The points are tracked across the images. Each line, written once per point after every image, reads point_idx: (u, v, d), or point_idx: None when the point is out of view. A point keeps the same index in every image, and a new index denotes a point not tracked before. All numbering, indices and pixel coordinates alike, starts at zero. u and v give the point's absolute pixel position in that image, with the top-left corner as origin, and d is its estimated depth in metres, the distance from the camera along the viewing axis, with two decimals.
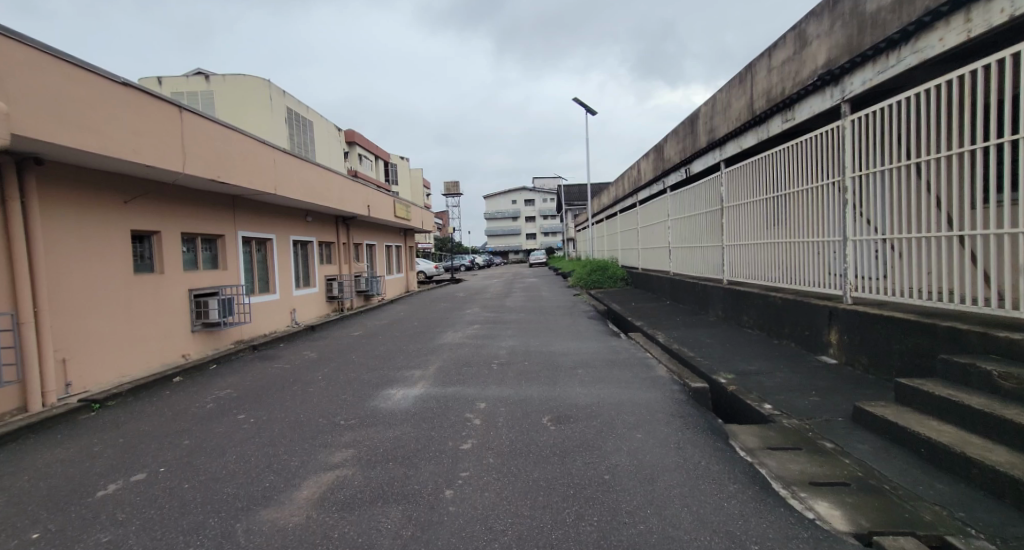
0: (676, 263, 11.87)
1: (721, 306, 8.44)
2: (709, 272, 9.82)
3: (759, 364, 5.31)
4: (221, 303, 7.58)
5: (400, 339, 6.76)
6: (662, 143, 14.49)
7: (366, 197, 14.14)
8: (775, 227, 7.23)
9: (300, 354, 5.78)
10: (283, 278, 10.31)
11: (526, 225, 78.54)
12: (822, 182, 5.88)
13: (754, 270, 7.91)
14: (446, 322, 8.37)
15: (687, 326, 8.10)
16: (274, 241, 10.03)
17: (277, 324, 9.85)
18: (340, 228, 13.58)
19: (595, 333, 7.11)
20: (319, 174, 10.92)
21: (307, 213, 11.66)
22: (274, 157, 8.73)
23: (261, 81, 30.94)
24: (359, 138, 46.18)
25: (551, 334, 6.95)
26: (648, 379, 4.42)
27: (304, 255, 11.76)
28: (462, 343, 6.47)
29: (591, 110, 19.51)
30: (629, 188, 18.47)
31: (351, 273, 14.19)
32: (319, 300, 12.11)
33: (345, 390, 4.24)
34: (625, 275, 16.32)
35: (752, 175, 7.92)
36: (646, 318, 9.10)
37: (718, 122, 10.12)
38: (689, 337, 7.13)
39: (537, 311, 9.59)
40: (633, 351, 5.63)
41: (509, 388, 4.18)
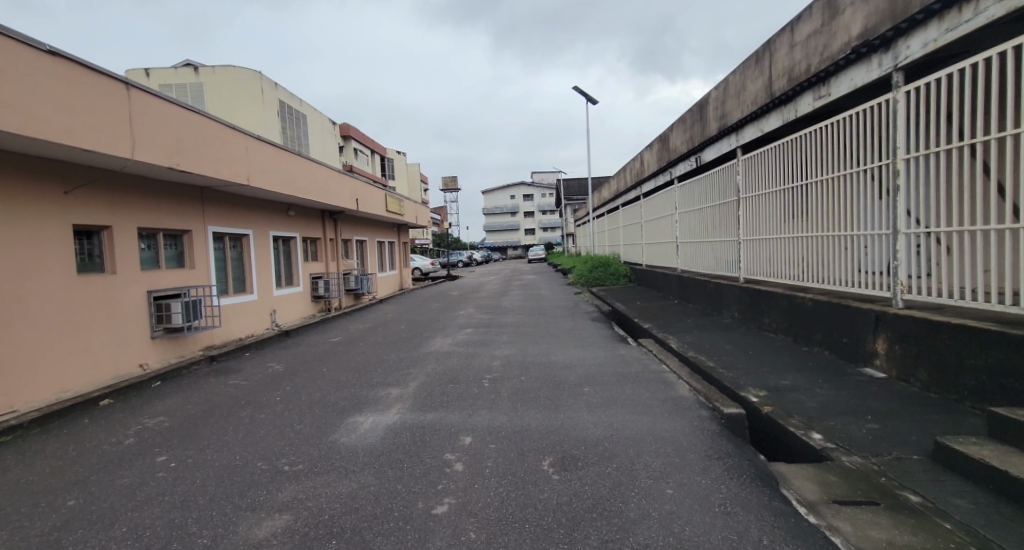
0: (684, 260, 11.16)
1: (737, 307, 7.72)
2: (723, 269, 9.09)
3: (793, 378, 4.58)
4: (185, 306, 6.84)
5: (382, 347, 6.02)
6: (667, 132, 13.72)
7: (355, 190, 13.38)
8: (801, 220, 6.49)
9: (264, 367, 5.03)
10: (261, 277, 9.57)
11: (524, 220, 77.79)
12: (860, 167, 5.11)
13: (776, 268, 7.18)
14: (437, 326, 7.65)
15: (700, 329, 7.36)
16: (251, 237, 9.28)
17: (254, 327, 9.13)
18: (326, 223, 12.82)
19: (600, 339, 6.37)
20: (301, 164, 10.15)
21: (289, 207, 10.89)
22: (245, 144, 7.94)
23: (252, 73, 30.05)
24: (353, 132, 45.42)
25: (550, 340, 6.22)
26: (668, 401, 3.67)
27: (286, 252, 11.01)
28: (451, 352, 5.75)
29: (591, 100, 18.72)
30: (631, 181, 17.74)
31: (340, 271, 13.45)
32: (303, 300, 11.38)
33: (304, 416, 3.52)
34: (628, 271, 15.62)
35: (774, 162, 7.17)
36: (654, 320, 8.37)
37: (731, 107, 9.36)
38: (704, 343, 6.40)
39: (536, 312, 8.85)
40: (645, 362, 4.90)
41: (501, 414, 3.46)
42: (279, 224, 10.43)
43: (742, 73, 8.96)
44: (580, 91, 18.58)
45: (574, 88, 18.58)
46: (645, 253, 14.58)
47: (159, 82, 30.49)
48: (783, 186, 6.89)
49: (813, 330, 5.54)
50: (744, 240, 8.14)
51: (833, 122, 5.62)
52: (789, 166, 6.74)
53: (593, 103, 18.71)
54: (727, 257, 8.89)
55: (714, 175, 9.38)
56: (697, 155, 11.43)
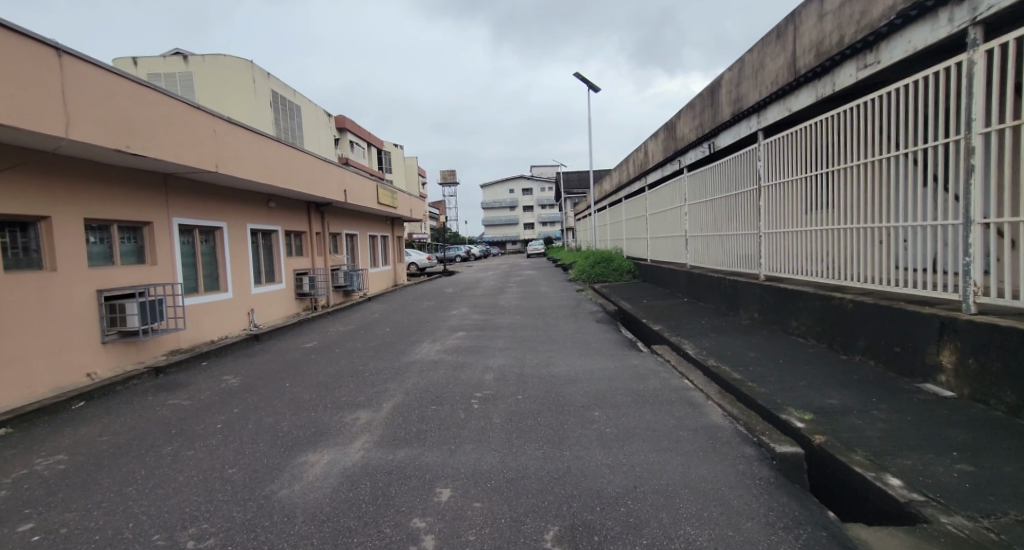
0: (695, 255, 10.42)
1: (757, 307, 7.00)
2: (740, 265, 8.37)
3: (841, 396, 3.85)
4: (143, 307, 6.07)
5: (360, 355, 5.29)
6: (674, 120, 12.93)
7: (342, 180, 12.57)
8: (836, 209, 5.74)
9: (216, 381, 4.29)
10: (237, 273, 8.85)
11: (524, 215, 76.97)
12: (912, 148, 4.35)
13: (804, 264, 6.46)
14: (425, 329, 6.91)
15: (718, 332, 6.64)
16: (224, 230, 8.53)
17: (229, 328, 8.42)
18: (312, 215, 12.04)
19: (608, 345, 5.63)
20: (280, 150, 9.37)
21: (269, 198, 10.12)
22: (212, 126, 7.14)
23: (244, 63, 29.17)
24: (350, 124, 44.60)
25: (551, 347, 5.48)
26: (699, 432, 2.94)
27: (267, 247, 10.28)
28: (438, 361, 5.02)
29: (594, 87, 17.82)
30: (634, 172, 16.94)
31: (327, 267, 12.72)
32: (286, 298, 10.66)
33: (242, 453, 2.78)
34: (632, 267, 14.89)
35: (801, 146, 6.43)
36: (665, 321, 7.65)
37: (748, 88, 8.56)
38: (724, 349, 5.68)
39: (536, 313, 8.11)
40: (664, 376, 4.17)
41: (490, 452, 2.74)
42: (257, 216, 9.65)
43: (761, 50, 8.16)
44: (581, 78, 17.74)
45: (574, 74, 17.72)
46: (650, 248, 13.84)
47: (147, 72, 29.57)
48: (812, 173, 6.15)
49: (855, 336, 4.81)
50: (765, 233, 7.41)
51: (878, 97, 4.85)
52: (820, 150, 5.99)
53: (596, 91, 17.84)
54: (745, 252, 8.18)
55: (730, 163, 8.62)
56: (709, 142, 10.64)
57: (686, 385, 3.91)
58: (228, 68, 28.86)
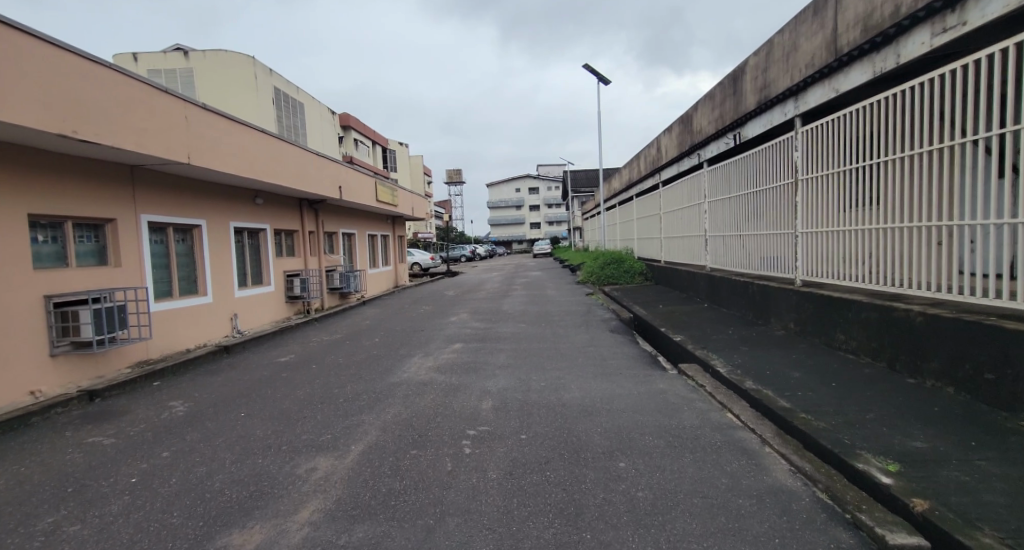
0: (716, 256, 9.62)
1: (792, 317, 6.21)
2: (769, 269, 7.58)
3: (929, 438, 3.05)
4: (100, 313, 5.37)
5: (339, 374, 4.56)
6: (690, 112, 12.13)
7: (337, 176, 11.87)
8: (891, 205, 4.94)
9: (161, 408, 3.58)
10: (218, 276, 8.21)
11: (530, 214, 76.24)
12: (1003, 129, 3.54)
13: (850, 267, 5.67)
14: (419, 339, 6.19)
15: (749, 345, 5.86)
16: (203, 228, 7.85)
17: (207, 334, 7.77)
18: (304, 213, 11.37)
19: (627, 362, 4.87)
20: (266, 142, 8.67)
21: (256, 194, 9.45)
22: (183, 113, 6.44)
23: (245, 59, 28.62)
24: (354, 122, 44.05)
25: (561, 365, 4.73)
26: (766, 500, 2.16)
27: (255, 247, 9.64)
28: (428, 382, 4.29)
29: (604, 80, 16.96)
30: (646, 169, 16.12)
31: (321, 268, 12.05)
32: (276, 301, 10.03)
33: (143, 528, 2.04)
34: (644, 268, 14.11)
35: (845, 133, 5.62)
36: (687, 331, 6.87)
37: (778, 73, 7.75)
38: (760, 367, 4.91)
39: (543, 321, 7.35)
40: (701, 407, 3.40)
41: (479, 531, 1.99)
42: (242, 213, 8.97)
43: (795, 30, 7.32)
44: (590, 69, 16.91)
45: (584, 65, 16.86)
46: (664, 249, 13.06)
47: (148, 68, 29.06)
48: (859, 163, 5.37)
49: (927, 356, 4.01)
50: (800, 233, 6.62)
51: (954, 70, 4.03)
52: (868, 137, 5.21)
53: (606, 83, 16.98)
54: (776, 254, 7.40)
55: (758, 156, 7.81)
56: (732, 134, 9.82)
57: (733, 420, 3.13)
58: (229, 64, 28.30)
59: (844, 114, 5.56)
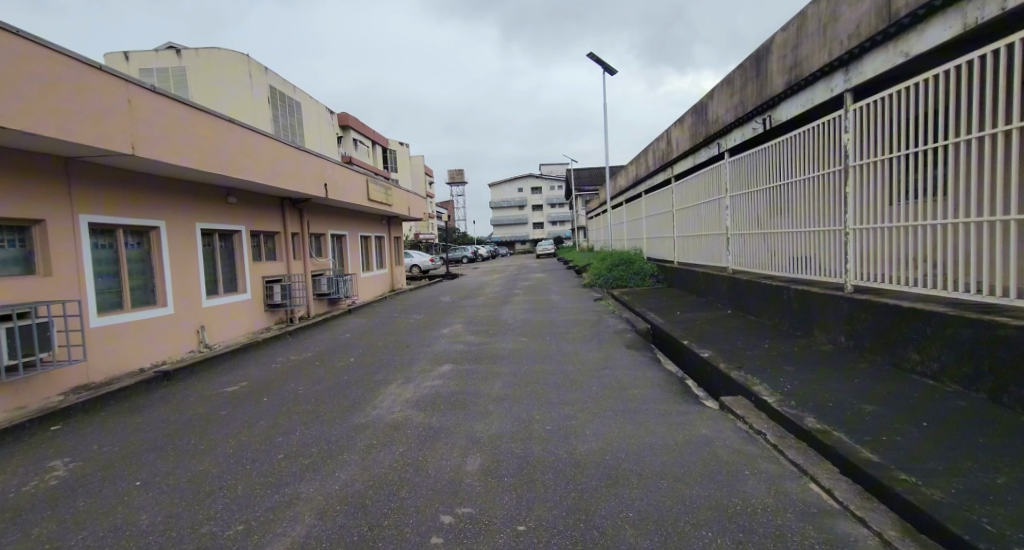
0: (739, 256, 8.67)
1: (844, 329, 5.23)
2: (804, 272, 6.63)
3: None
4: (15, 332, 4.45)
5: (293, 411, 3.63)
6: (706, 101, 11.15)
7: (322, 173, 10.98)
8: (976, 193, 3.96)
9: (36, 472, 2.65)
10: (182, 284, 7.33)
11: (533, 214, 75.31)
12: None
13: (909, 271, 4.72)
14: (402, 359, 5.27)
15: (794, 365, 4.89)
16: (161, 230, 6.96)
17: (167, 351, 6.88)
18: (285, 213, 10.48)
19: (652, 392, 3.93)
20: (235, 133, 7.77)
21: (229, 192, 8.59)
22: (125, 96, 5.52)
23: (239, 56, 27.78)
24: (353, 121, 43.26)
25: (572, 397, 3.81)
26: None
27: (228, 251, 8.76)
28: (402, 423, 3.36)
29: (609, 70, 15.97)
30: (656, 164, 15.15)
31: (306, 272, 11.15)
32: (253, 310, 9.16)
33: None
34: (655, 269, 13.17)
35: (906, 109, 4.64)
36: (714, 347, 5.91)
37: (812, 47, 6.78)
38: (818, 396, 3.96)
39: (547, 334, 6.42)
40: (769, 473, 2.44)
41: None
42: (210, 212, 8.09)
43: None
44: (596, 58, 15.87)
45: (588, 54, 15.86)
46: (678, 249, 12.12)
47: (139, 66, 28.23)
48: (923, 145, 4.40)
49: None
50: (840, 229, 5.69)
51: None
52: (936, 114, 4.23)
53: (612, 74, 15.97)
54: (812, 254, 6.45)
55: (788, 143, 6.86)
56: (755, 122, 8.82)
57: (825, 501, 2.15)
58: (223, 61, 27.56)
59: (904, 86, 4.58)
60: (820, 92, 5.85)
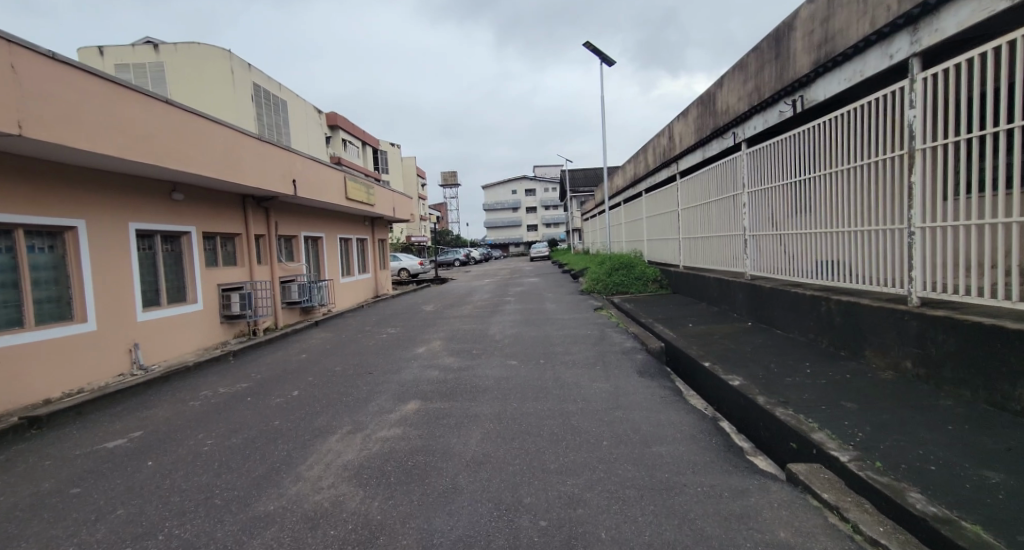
0: (760, 260, 7.67)
1: (912, 353, 4.21)
2: (843, 278, 5.62)
3: None
4: None
5: (175, 489, 2.52)
6: (715, 89, 10.13)
7: (290, 168, 9.87)
8: None
9: None
10: (110, 294, 6.20)
11: (527, 216, 74.37)
12: None
13: (998, 280, 3.69)
14: (359, 394, 4.18)
15: (856, 400, 3.84)
16: (80, 230, 5.83)
17: (87, 375, 5.74)
18: (248, 212, 9.36)
19: (685, 450, 2.87)
20: (173, 117, 6.68)
21: (175, 187, 7.48)
22: (7, 60, 4.45)
23: (219, 52, 26.58)
24: (342, 121, 42.18)
25: (577, 462, 2.72)
26: None
27: (174, 256, 7.63)
28: (329, 511, 2.28)
29: (609, 61, 14.86)
30: (657, 161, 14.14)
31: (274, 279, 10.05)
32: (206, 323, 8.05)
33: None
34: (657, 274, 12.20)
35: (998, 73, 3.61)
36: (745, 374, 4.86)
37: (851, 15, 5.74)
38: (911, 453, 2.91)
39: (541, 356, 5.33)
40: None
41: None
42: (149, 210, 6.97)
43: None
44: (592, 48, 14.81)
45: (584, 44, 14.83)
46: (685, 252, 11.13)
47: (115, 62, 26.67)
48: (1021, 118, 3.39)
49: None
50: (889, 227, 4.69)
51: None
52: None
53: (610, 64, 14.89)
54: (851, 257, 5.45)
55: (818, 129, 5.87)
56: (775, 108, 7.80)
57: None
58: (205, 57, 26.39)
59: (984, 46, 3.58)
60: (870, 63, 4.84)
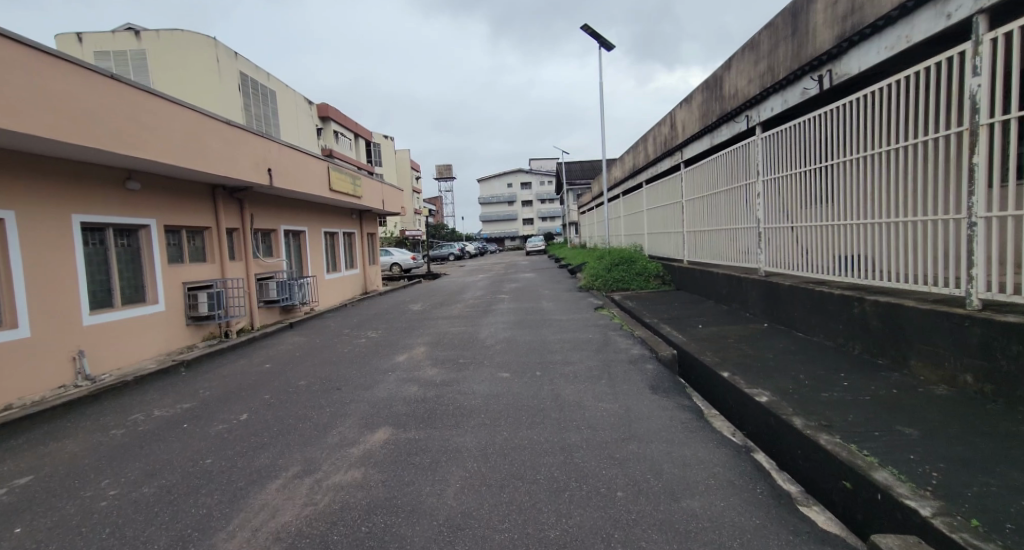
0: (778, 255, 7.02)
1: (975, 365, 3.55)
2: (879, 277, 4.97)
3: None
4: None
5: None
6: (723, 71, 9.42)
7: (263, 156, 9.09)
8: None
9: None
10: (48, 295, 5.48)
11: (522, 210, 73.57)
12: None
13: None
14: (319, 418, 3.48)
15: (915, 425, 3.19)
16: (8, 224, 5.08)
17: (18, 390, 5.02)
18: (218, 204, 8.61)
19: (723, 506, 2.20)
20: (121, 96, 5.92)
21: (130, 175, 6.73)
22: None
23: (203, 39, 25.57)
24: (333, 112, 41.17)
25: (585, 528, 2.05)
26: None
27: (130, 252, 6.89)
28: None
29: (608, 45, 14.10)
30: (658, 151, 13.45)
31: (248, 276, 9.31)
32: (169, 325, 7.33)
33: None
34: (659, 269, 11.55)
35: None
36: (773, 388, 4.20)
37: None
38: (1012, 506, 2.25)
39: (537, 366, 4.66)
40: None
41: None
42: (98, 201, 6.23)
43: None
44: (590, 32, 14.04)
45: (582, 28, 14.06)
46: (690, 246, 10.48)
47: (93, 49, 25.54)
48: None
49: None
50: (943, 217, 4.02)
51: None
52: None
53: (610, 49, 14.11)
54: (890, 252, 4.78)
55: (850, 107, 5.18)
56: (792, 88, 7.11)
57: None
58: (188, 44, 25.38)
59: None
60: (917, 26, 4.13)
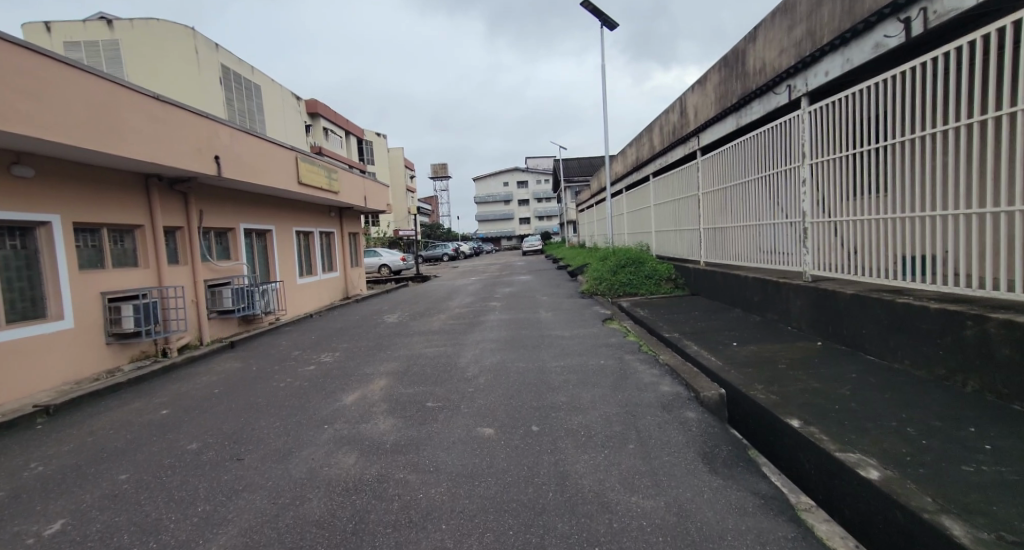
0: (828, 255, 5.69)
1: None
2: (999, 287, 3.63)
3: None
4: None
5: None
6: (746, 42, 8.08)
7: (208, 140, 7.68)
8: None
9: None
10: None
11: (519, 209, 72.22)
12: None
13: None
14: (173, 532, 2.12)
15: None
16: None
17: None
18: (151, 197, 7.20)
19: None
20: None
21: (20, 160, 5.36)
22: None
23: (181, 29, 24.11)
24: (323, 109, 39.74)
25: None
26: None
27: (23, 256, 5.50)
28: None
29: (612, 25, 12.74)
30: (667, 140, 12.13)
31: (193, 284, 7.92)
32: (82, 346, 5.96)
33: None
34: (671, 271, 10.24)
35: None
36: (875, 452, 2.87)
37: None
38: None
39: (533, 416, 3.32)
40: None
41: None
42: None
43: None
44: (591, 10, 12.69)
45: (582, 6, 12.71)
46: (708, 245, 9.13)
47: (64, 40, 23.94)
48: None
49: None
50: None
51: None
52: None
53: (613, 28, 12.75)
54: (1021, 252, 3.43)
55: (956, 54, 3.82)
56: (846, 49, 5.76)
57: None
58: (166, 34, 23.91)
59: None
60: None
